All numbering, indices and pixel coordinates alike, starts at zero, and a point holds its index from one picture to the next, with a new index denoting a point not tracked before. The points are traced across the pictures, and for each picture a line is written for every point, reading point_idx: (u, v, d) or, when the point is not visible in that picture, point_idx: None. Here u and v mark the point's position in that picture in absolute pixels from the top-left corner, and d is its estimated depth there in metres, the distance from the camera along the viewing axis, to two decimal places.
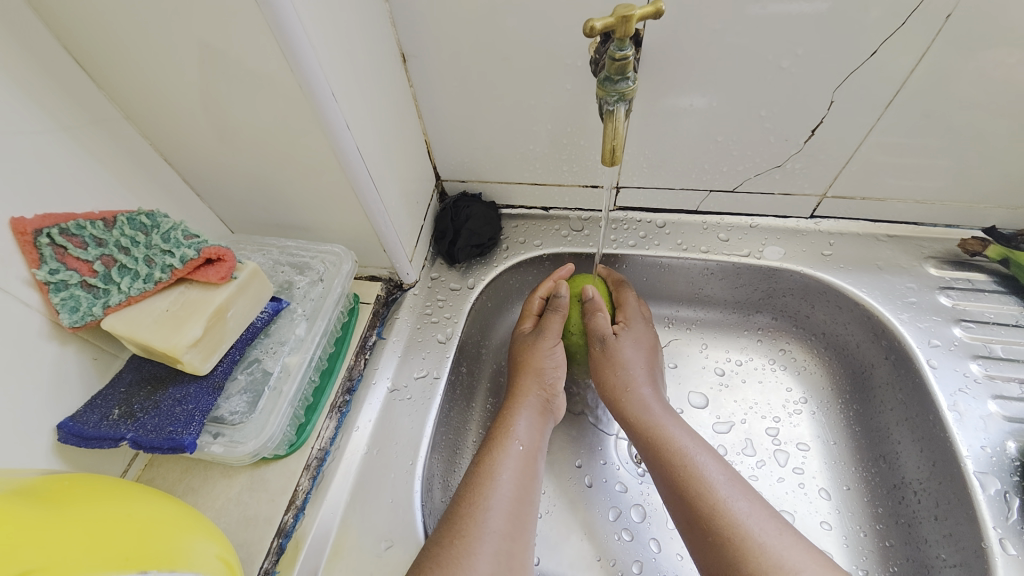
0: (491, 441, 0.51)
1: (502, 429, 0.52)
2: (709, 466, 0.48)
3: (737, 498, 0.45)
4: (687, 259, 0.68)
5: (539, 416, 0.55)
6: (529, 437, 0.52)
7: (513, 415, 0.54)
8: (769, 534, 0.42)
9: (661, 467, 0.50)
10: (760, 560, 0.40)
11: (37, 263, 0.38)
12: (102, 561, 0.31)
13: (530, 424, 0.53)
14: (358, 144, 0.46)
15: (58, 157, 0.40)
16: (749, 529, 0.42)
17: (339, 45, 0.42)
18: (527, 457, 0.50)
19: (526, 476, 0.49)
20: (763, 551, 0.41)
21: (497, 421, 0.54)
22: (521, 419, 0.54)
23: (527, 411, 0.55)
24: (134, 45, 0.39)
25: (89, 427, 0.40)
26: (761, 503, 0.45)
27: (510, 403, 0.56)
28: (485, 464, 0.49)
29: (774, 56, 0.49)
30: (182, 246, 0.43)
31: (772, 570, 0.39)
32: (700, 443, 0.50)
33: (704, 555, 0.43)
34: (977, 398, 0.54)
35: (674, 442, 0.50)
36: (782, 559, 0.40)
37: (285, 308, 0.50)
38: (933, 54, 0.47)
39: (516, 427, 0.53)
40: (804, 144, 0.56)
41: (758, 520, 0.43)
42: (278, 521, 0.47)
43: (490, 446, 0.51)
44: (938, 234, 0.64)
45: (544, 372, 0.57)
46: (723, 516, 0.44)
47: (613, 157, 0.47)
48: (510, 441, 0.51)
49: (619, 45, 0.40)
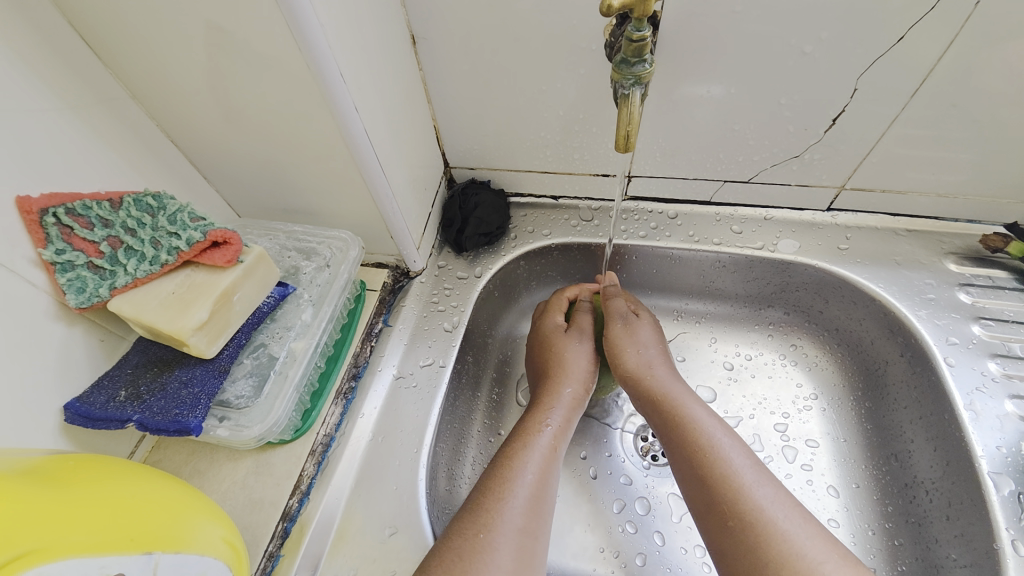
0: (522, 434, 0.51)
1: (531, 422, 0.52)
2: (732, 451, 0.47)
3: (762, 485, 0.44)
4: (698, 251, 0.66)
5: (572, 411, 0.55)
6: (558, 431, 0.52)
7: (544, 409, 0.54)
8: (792, 522, 0.41)
9: (682, 448, 0.48)
10: (782, 549, 0.39)
11: (42, 243, 0.38)
12: (107, 542, 0.31)
13: (560, 417, 0.53)
14: (366, 127, 0.45)
15: (63, 135, 0.40)
16: (774, 514, 0.41)
17: (348, 25, 0.41)
18: (554, 454, 0.50)
19: (551, 474, 0.48)
20: (786, 538, 0.39)
21: (525, 417, 0.54)
22: (553, 415, 0.53)
23: (558, 405, 0.54)
24: (139, 22, 0.38)
25: (96, 408, 0.40)
26: (784, 492, 0.43)
27: (544, 395, 0.56)
28: (510, 458, 0.48)
29: (797, 41, 0.47)
30: (188, 228, 0.42)
31: (794, 558, 0.38)
32: (724, 428, 0.49)
33: (722, 542, 0.42)
34: (994, 396, 0.53)
35: (696, 423, 0.49)
36: (805, 548, 0.38)
37: (292, 293, 0.50)
38: (964, 41, 0.45)
39: (546, 422, 0.52)
40: (824, 134, 0.55)
41: (782, 508, 0.42)
42: (283, 505, 0.47)
43: (518, 440, 0.50)
44: (959, 230, 0.62)
45: (576, 358, 0.59)
46: (747, 501, 0.42)
47: (627, 143, 0.46)
48: (537, 434, 0.51)
49: (636, 25, 0.39)
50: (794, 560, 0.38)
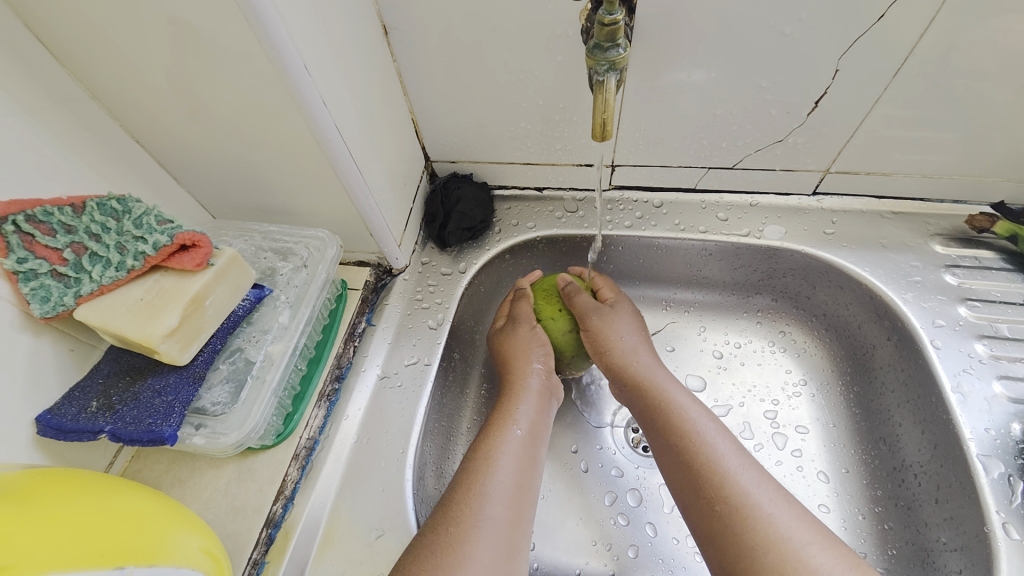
0: (490, 427, 0.50)
1: (502, 414, 0.51)
2: (716, 436, 0.46)
3: (744, 469, 0.43)
4: (685, 239, 0.66)
5: (541, 405, 0.53)
6: (530, 423, 0.51)
7: (515, 401, 0.53)
8: (776, 504, 0.40)
9: (665, 434, 0.48)
10: (769, 531, 0.39)
11: (3, 252, 0.36)
12: (74, 558, 0.30)
13: (531, 411, 0.52)
14: (336, 121, 0.44)
15: (20, 140, 0.39)
16: (757, 499, 0.41)
17: (311, 16, 0.39)
18: (529, 446, 0.49)
19: (527, 466, 0.47)
20: (772, 523, 0.39)
21: (496, 409, 0.53)
22: (523, 406, 0.52)
23: (528, 398, 0.53)
24: (91, 18, 0.37)
25: (67, 420, 0.39)
26: (769, 477, 0.43)
27: (509, 392, 0.54)
28: (482, 451, 0.47)
29: (777, 22, 0.46)
30: (155, 232, 0.41)
31: (778, 541, 0.38)
32: (707, 413, 0.49)
33: (707, 526, 0.42)
34: (982, 378, 0.53)
35: (680, 408, 0.49)
36: (788, 532, 0.38)
37: (268, 295, 0.49)
38: (945, 19, 0.44)
39: (519, 414, 0.51)
40: (808, 117, 0.54)
41: (767, 495, 0.41)
42: (267, 511, 0.46)
43: (490, 433, 0.49)
44: (944, 210, 0.62)
45: (531, 356, 0.56)
46: (732, 486, 0.42)
47: (604, 131, 0.45)
48: (509, 427, 0.50)
49: (608, 9, 0.38)
50: (779, 547, 0.38)
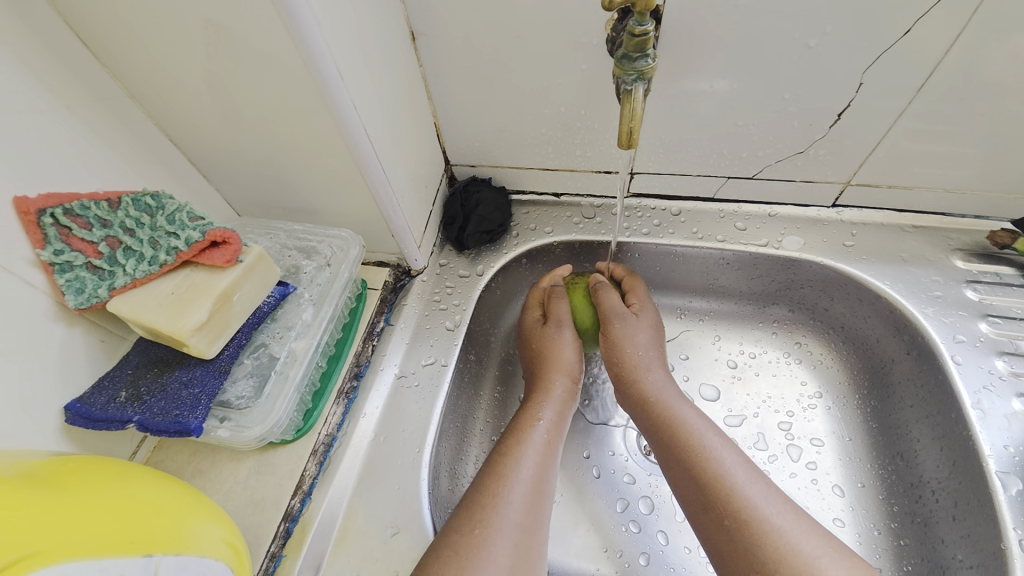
0: (514, 431, 0.50)
1: (524, 418, 0.51)
2: (723, 449, 0.46)
3: (752, 482, 0.43)
4: (702, 248, 0.66)
5: (564, 406, 0.54)
6: (552, 427, 0.51)
7: (539, 405, 0.53)
8: (785, 517, 0.40)
9: (675, 446, 0.48)
10: (777, 545, 0.38)
11: (41, 244, 0.37)
12: (106, 544, 0.31)
13: (553, 415, 0.52)
14: (365, 124, 0.45)
15: (61, 135, 0.40)
16: (766, 512, 0.41)
17: (345, 19, 0.40)
18: (550, 448, 0.49)
19: (547, 471, 0.47)
20: (780, 535, 0.39)
21: (519, 411, 0.53)
22: (545, 410, 0.52)
23: (551, 402, 0.53)
24: (133, 19, 0.38)
25: (97, 409, 0.40)
26: (776, 490, 0.43)
27: (533, 395, 0.54)
28: (506, 454, 0.47)
29: (801, 35, 0.46)
30: (187, 228, 0.42)
31: (790, 554, 0.38)
32: (713, 426, 0.49)
33: (718, 542, 0.42)
34: (1002, 395, 0.53)
35: (686, 424, 0.49)
36: (799, 545, 0.38)
37: (292, 293, 0.50)
38: (971, 34, 0.44)
39: (539, 417, 0.51)
40: (830, 129, 0.54)
41: (774, 505, 0.41)
42: (285, 505, 0.47)
43: (512, 436, 0.50)
44: (966, 226, 0.62)
45: (565, 361, 0.56)
46: (740, 500, 0.42)
47: (630, 140, 0.45)
48: (532, 430, 0.50)
49: (638, 20, 0.38)
50: (788, 558, 0.38)
